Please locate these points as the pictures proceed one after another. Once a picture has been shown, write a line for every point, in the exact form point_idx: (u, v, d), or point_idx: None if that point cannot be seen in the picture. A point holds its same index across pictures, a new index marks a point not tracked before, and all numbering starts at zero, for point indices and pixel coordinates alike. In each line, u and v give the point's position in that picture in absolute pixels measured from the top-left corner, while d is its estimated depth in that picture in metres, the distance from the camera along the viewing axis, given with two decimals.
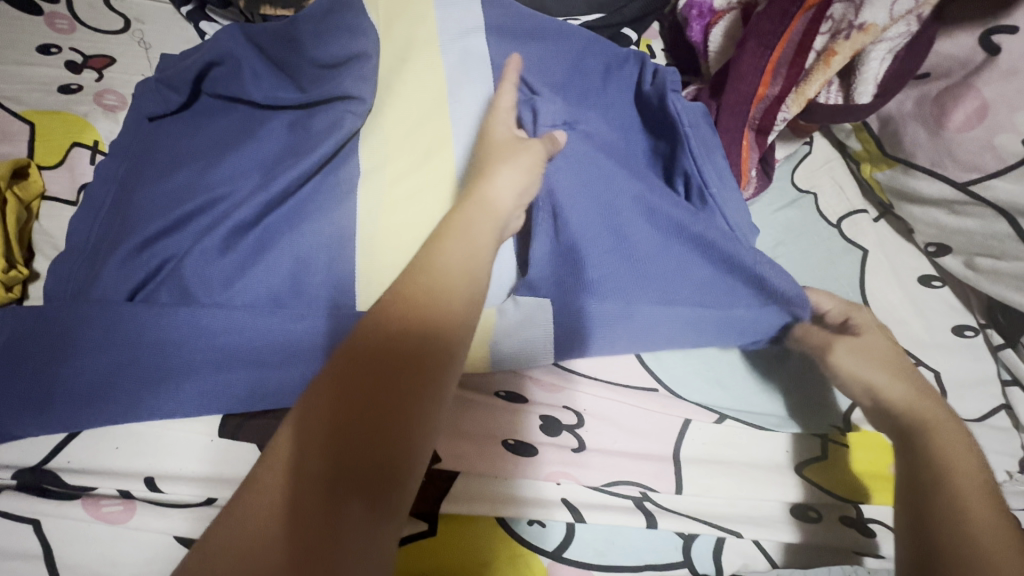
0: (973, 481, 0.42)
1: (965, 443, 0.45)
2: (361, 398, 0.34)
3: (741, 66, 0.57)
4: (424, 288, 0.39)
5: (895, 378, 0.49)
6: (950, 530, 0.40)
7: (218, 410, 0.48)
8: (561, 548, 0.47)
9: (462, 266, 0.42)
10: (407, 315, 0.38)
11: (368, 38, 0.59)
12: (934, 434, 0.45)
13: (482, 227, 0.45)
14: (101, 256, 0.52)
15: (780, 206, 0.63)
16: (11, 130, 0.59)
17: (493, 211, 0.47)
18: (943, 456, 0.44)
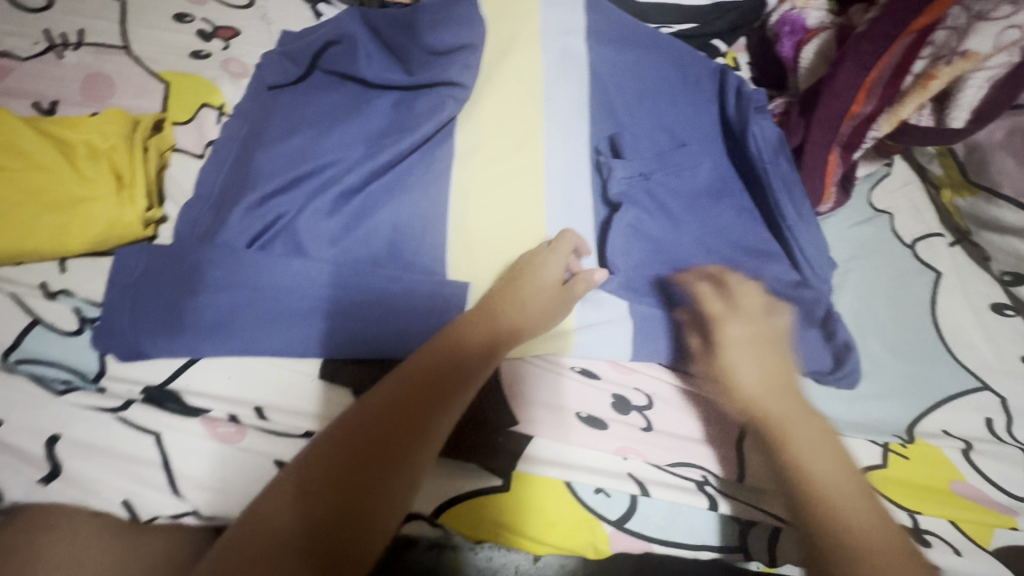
0: (841, 480, 0.44)
1: (830, 446, 0.47)
2: (353, 470, 0.39)
3: (835, 85, 0.59)
4: (431, 381, 0.44)
5: (774, 390, 0.51)
6: (828, 534, 0.41)
7: (321, 353, 0.52)
8: (624, 518, 0.50)
9: (456, 362, 0.46)
10: (410, 402, 0.43)
11: (476, 30, 0.64)
12: (799, 442, 0.47)
13: (491, 327, 0.49)
14: (225, 206, 0.58)
15: (855, 223, 0.65)
16: (150, 88, 0.66)
17: (509, 329, 0.50)
18: (810, 465, 0.45)
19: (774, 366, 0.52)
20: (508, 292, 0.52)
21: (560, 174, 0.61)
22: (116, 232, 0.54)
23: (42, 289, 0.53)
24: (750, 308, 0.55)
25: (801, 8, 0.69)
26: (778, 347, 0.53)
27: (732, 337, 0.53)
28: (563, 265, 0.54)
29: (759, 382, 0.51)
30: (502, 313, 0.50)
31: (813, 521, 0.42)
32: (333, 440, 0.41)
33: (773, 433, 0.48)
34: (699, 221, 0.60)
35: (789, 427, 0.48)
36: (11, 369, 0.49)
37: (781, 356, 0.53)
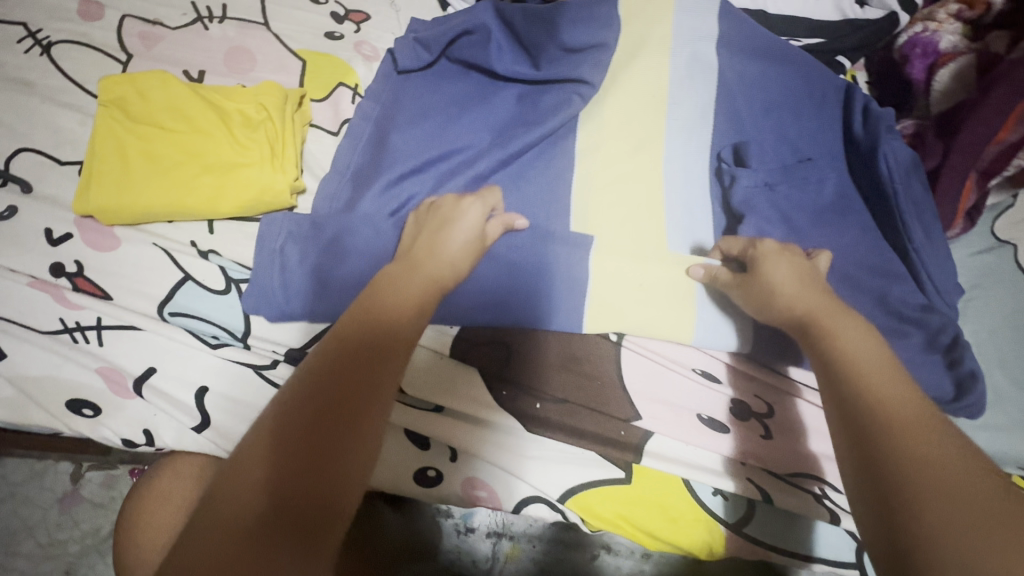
0: (893, 378, 0.40)
1: (877, 345, 0.43)
2: (312, 440, 0.34)
3: (981, 111, 0.58)
4: (368, 332, 0.39)
5: (827, 302, 0.48)
6: (875, 416, 0.38)
7: (458, 321, 0.53)
8: (742, 523, 0.51)
9: (396, 305, 0.41)
10: (347, 367, 0.37)
11: (612, 32, 0.66)
12: (842, 337, 0.44)
13: (425, 270, 0.45)
14: (362, 183, 0.60)
15: (976, 251, 0.64)
16: (287, 64, 0.69)
17: (442, 273, 0.46)
18: (853, 354, 0.42)
19: (814, 289, 0.49)
20: (435, 239, 0.48)
21: (682, 177, 0.61)
22: (267, 198, 0.56)
23: (192, 247, 0.56)
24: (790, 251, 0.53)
25: (935, 30, 0.68)
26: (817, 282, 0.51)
27: (776, 271, 0.50)
28: (480, 220, 0.51)
29: (802, 293, 0.48)
30: (432, 258, 0.46)
31: (859, 408, 0.39)
32: (264, 437, 0.34)
33: (816, 331, 0.46)
34: (824, 235, 0.60)
35: (847, 330, 0.45)
36: (167, 321, 0.53)
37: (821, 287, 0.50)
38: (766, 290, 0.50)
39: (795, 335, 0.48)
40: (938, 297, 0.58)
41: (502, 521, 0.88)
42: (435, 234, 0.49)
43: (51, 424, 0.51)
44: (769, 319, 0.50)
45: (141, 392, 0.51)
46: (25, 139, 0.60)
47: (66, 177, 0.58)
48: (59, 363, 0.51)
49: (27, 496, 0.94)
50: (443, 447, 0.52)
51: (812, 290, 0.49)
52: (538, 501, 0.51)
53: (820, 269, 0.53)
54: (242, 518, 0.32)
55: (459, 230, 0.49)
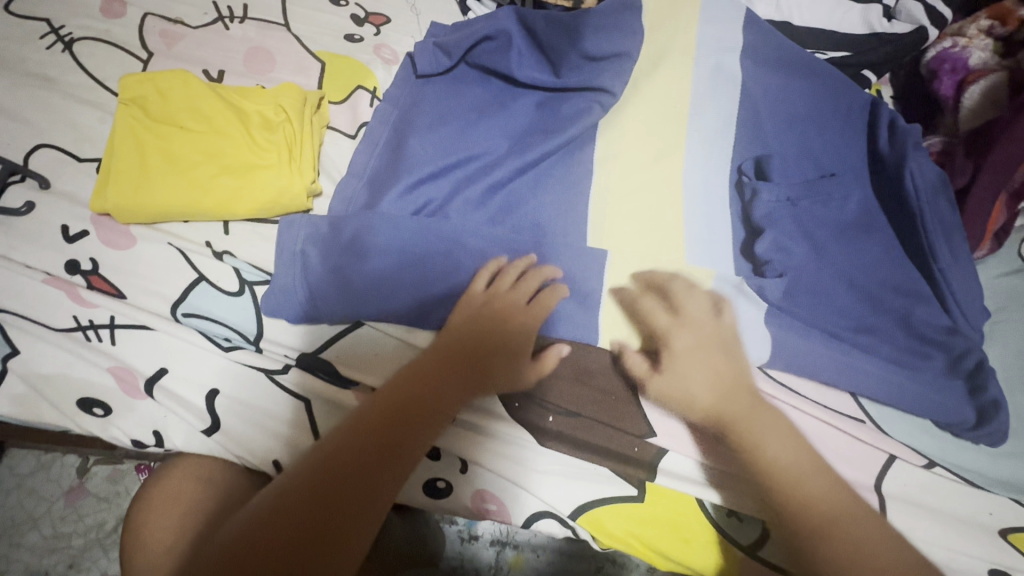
0: (810, 472, 0.45)
1: (796, 441, 0.47)
2: (316, 511, 0.39)
3: (1014, 130, 0.57)
4: (388, 416, 0.44)
5: (746, 395, 0.48)
6: (801, 524, 0.44)
7: None
8: (756, 545, 0.48)
9: (422, 391, 0.46)
10: (367, 455, 0.42)
11: (632, 42, 0.64)
12: (759, 434, 0.46)
13: (475, 355, 0.49)
14: (380, 187, 0.59)
15: (1002, 272, 0.62)
16: (307, 65, 0.68)
17: (483, 363, 0.49)
18: (771, 454, 0.46)
19: (727, 368, 0.49)
20: (480, 324, 0.50)
21: (702, 189, 0.60)
22: (284, 202, 0.56)
23: (207, 248, 0.56)
24: (699, 316, 0.52)
25: (965, 46, 0.67)
26: (730, 349, 0.51)
27: (682, 350, 0.50)
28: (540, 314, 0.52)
29: (722, 377, 0.49)
30: (477, 348, 0.49)
31: (785, 518, 0.44)
32: (283, 503, 0.39)
33: (732, 429, 0.47)
34: (847, 253, 0.59)
35: (772, 429, 0.47)
36: (180, 322, 0.52)
37: (734, 359, 0.51)
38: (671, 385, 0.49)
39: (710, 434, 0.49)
40: (964, 319, 0.56)
41: (505, 530, 0.89)
42: (493, 326, 0.50)
43: (61, 422, 0.51)
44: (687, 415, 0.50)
45: (152, 393, 0.50)
46: (45, 135, 0.60)
47: (84, 174, 0.58)
48: (71, 361, 0.51)
49: (32, 488, 0.94)
50: (454, 458, 0.51)
51: (738, 380, 0.49)
52: (546, 515, 0.51)
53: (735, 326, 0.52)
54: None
55: (518, 314, 0.51)
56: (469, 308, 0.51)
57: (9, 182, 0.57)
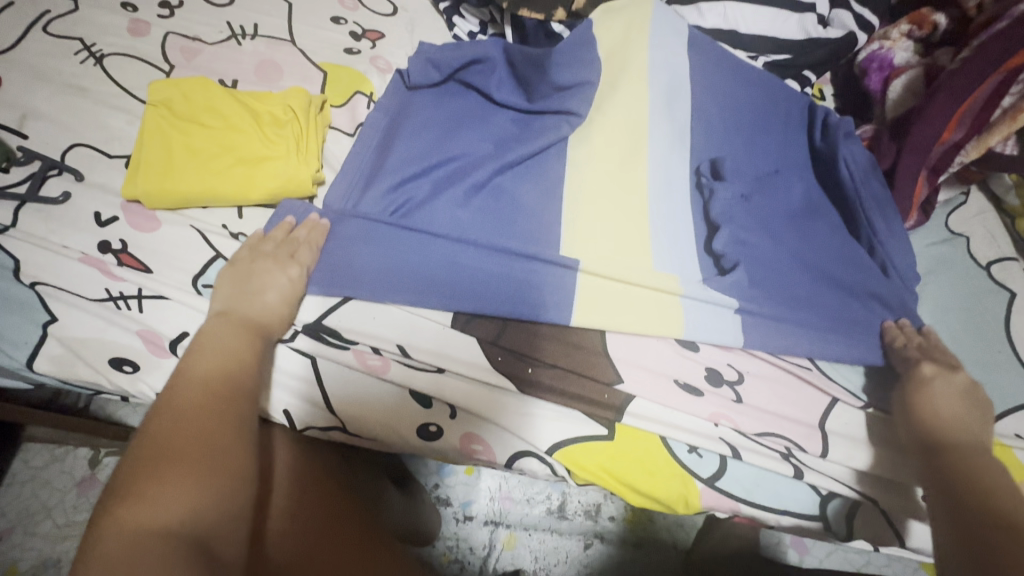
0: (1020, 507, 0.45)
1: (1007, 479, 0.48)
2: (206, 437, 0.42)
3: (928, 114, 0.65)
4: (222, 364, 0.48)
5: (981, 432, 0.51)
6: (989, 528, 0.44)
7: (456, 307, 0.59)
8: (714, 477, 0.56)
9: (232, 346, 0.49)
10: (217, 391, 0.45)
11: (593, 59, 0.72)
12: (977, 463, 0.48)
13: (253, 310, 0.53)
14: (373, 181, 0.66)
15: (933, 242, 0.71)
16: (311, 74, 0.77)
17: (254, 320, 0.53)
18: (989, 481, 0.47)
19: (970, 411, 0.52)
20: (247, 284, 0.55)
21: (662, 173, 0.68)
22: (293, 187, 0.63)
23: (224, 229, 0.63)
24: (945, 359, 0.56)
25: (890, 47, 0.76)
26: (980, 404, 0.53)
27: (938, 379, 0.54)
28: (309, 262, 0.59)
29: (963, 418, 0.51)
30: (256, 305, 0.54)
31: (972, 517, 0.45)
32: (163, 445, 0.41)
33: (944, 450, 0.50)
34: (791, 227, 0.66)
35: (989, 464, 0.48)
36: (200, 293, 0.59)
37: (983, 412, 0.53)
38: (923, 404, 0.53)
39: (917, 450, 0.52)
40: (898, 278, 0.63)
41: (498, 509, 0.93)
42: (248, 284, 0.55)
43: (95, 380, 0.58)
44: (911, 429, 0.53)
45: (175, 352, 0.57)
46: (79, 136, 0.67)
47: (115, 168, 0.66)
48: (104, 326, 0.57)
49: (46, 479, 0.98)
50: (443, 408, 0.57)
51: (969, 416, 0.52)
52: (528, 455, 0.57)
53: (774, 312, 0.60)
54: (170, 522, 0.37)
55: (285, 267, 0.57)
56: (221, 279, 0.56)
57: (48, 176, 0.64)
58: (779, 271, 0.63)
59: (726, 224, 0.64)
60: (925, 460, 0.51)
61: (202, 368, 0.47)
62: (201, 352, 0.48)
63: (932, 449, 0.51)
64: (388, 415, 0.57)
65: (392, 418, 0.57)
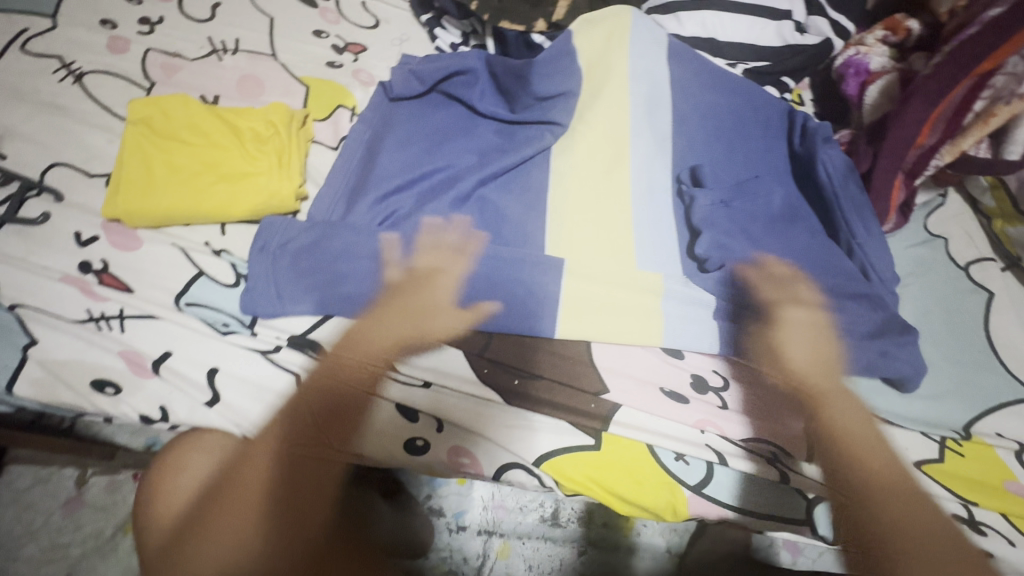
0: (868, 442, 0.57)
1: (859, 410, 0.58)
2: None
3: (903, 119, 0.66)
4: (325, 407, 0.56)
5: (833, 376, 0.59)
6: (859, 485, 0.54)
7: (443, 319, 0.59)
8: (702, 484, 0.56)
9: (343, 388, 0.56)
10: (312, 439, 0.54)
11: (573, 75, 0.75)
12: (832, 407, 0.58)
13: (375, 338, 0.58)
14: (357, 195, 0.66)
15: (913, 243, 0.72)
16: (293, 88, 0.77)
17: (403, 341, 0.58)
18: (839, 420, 0.57)
19: (824, 350, 0.60)
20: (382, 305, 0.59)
21: (644, 181, 0.68)
22: (275, 202, 0.63)
23: (207, 246, 0.63)
24: (807, 298, 0.62)
25: (865, 53, 0.77)
26: (830, 335, 0.60)
27: (792, 323, 0.60)
28: (453, 280, 0.60)
29: (812, 360, 0.59)
30: (377, 336, 0.58)
31: (847, 479, 0.55)
32: (246, 504, 0.47)
33: (812, 408, 0.58)
34: (774, 233, 0.67)
35: (847, 407, 0.58)
36: (183, 311, 0.59)
37: (834, 344, 0.60)
38: (784, 356, 0.59)
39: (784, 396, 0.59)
40: (878, 281, 0.64)
41: (492, 519, 0.93)
42: (418, 313, 0.59)
43: (74, 403, 0.57)
44: (776, 373, 0.59)
45: (157, 372, 0.56)
46: (58, 155, 0.67)
47: (95, 187, 0.65)
48: (83, 347, 0.57)
49: (29, 502, 0.96)
50: (430, 422, 0.57)
51: (819, 357, 0.59)
52: (515, 467, 0.57)
53: (755, 320, 0.61)
54: None
55: (440, 287, 0.60)
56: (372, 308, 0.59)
57: (26, 196, 0.63)
58: (761, 275, 0.63)
59: (709, 231, 0.65)
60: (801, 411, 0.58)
61: (313, 404, 0.56)
62: (313, 391, 0.56)
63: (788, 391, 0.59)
64: (374, 430, 0.56)
65: (378, 433, 0.56)
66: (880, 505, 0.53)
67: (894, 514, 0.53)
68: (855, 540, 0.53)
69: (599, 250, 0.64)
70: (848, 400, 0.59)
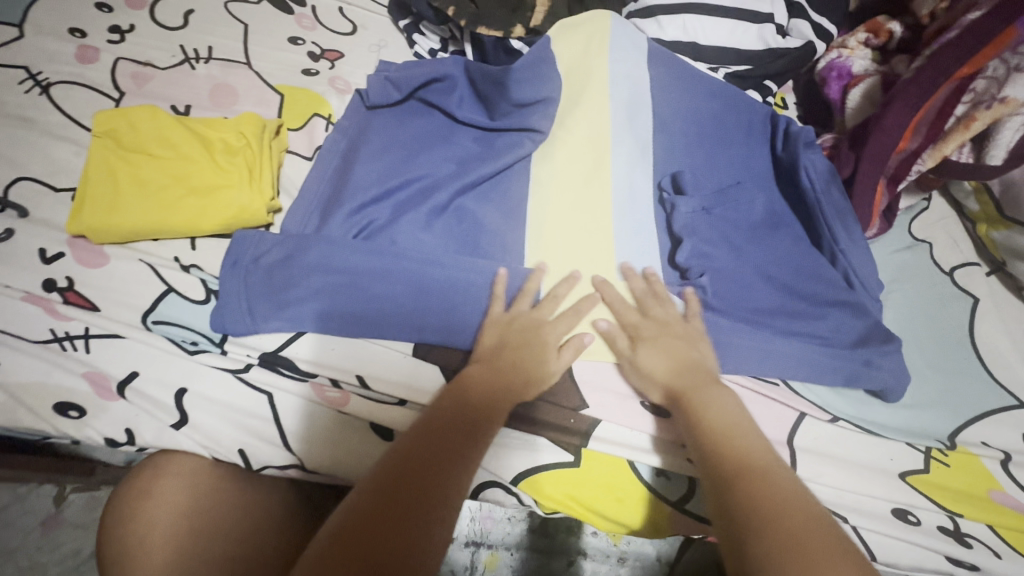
0: (738, 428, 0.49)
1: (737, 408, 0.51)
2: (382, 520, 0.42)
3: (885, 123, 0.65)
4: (451, 425, 0.49)
5: (707, 379, 0.53)
6: (730, 467, 0.46)
7: (420, 334, 0.58)
8: (683, 500, 0.55)
9: (466, 406, 0.51)
10: (418, 451, 0.47)
11: (553, 75, 0.72)
12: (709, 405, 0.51)
13: (525, 366, 0.54)
14: (330, 210, 0.64)
15: (897, 249, 0.71)
16: (267, 97, 0.75)
17: (532, 377, 0.54)
18: (711, 416, 0.50)
19: (687, 353, 0.55)
20: (533, 339, 0.55)
21: (625, 188, 0.67)
22: (247, 217, 0.62)
23: (175, 262, 0.61)
24: (664, 316, 0.58)
25: (848, 56, 0.77)
26: (693, 341, 0.56)
27: (647, 331, 0.57)
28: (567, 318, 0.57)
29: (670, 364, 0.54)
30: (517, 365, 0.54)
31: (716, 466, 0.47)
32: (349, 523, 0.42)
33: (688, 406, 0.51)
34: (757, 240, 0.66)
35: (721, 403, 0.51)
36: (150, 330, 0.57)
37: (697, 348, 0.56)
38: (639, 358, 0.55)
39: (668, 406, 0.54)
40: (862, 288, 0.63)
41: (479, 530, 0.91)
42: (534, 343, 0.55)
43: (38, 427, 0.55)
44: (658, 393, 0.54)
45: (123, 394, 0.55)
46: (23, 169, 0.65)
47: (61, 202, 0.63)
48: (48, 369, 0.55)
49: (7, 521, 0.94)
50: None
51: (665, 353, 0.55)
52: (494, 485, 0.56)
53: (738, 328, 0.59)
54: None
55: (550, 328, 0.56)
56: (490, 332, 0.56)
57: None
58: (743, 284, 0.62)
59: (689, 239, 0.64)
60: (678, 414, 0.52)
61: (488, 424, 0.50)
62: (486, 410, 0.51)
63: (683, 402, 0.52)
64: (347, 450, 0.55)
65: (350, 453, 0.55)
66: (745, 487, 0.44)
67: (764, 500, 0.43)
68: (729, 551, 0.42)
69: (578, 261, 0.62)
70: (730, 401, 0.52)
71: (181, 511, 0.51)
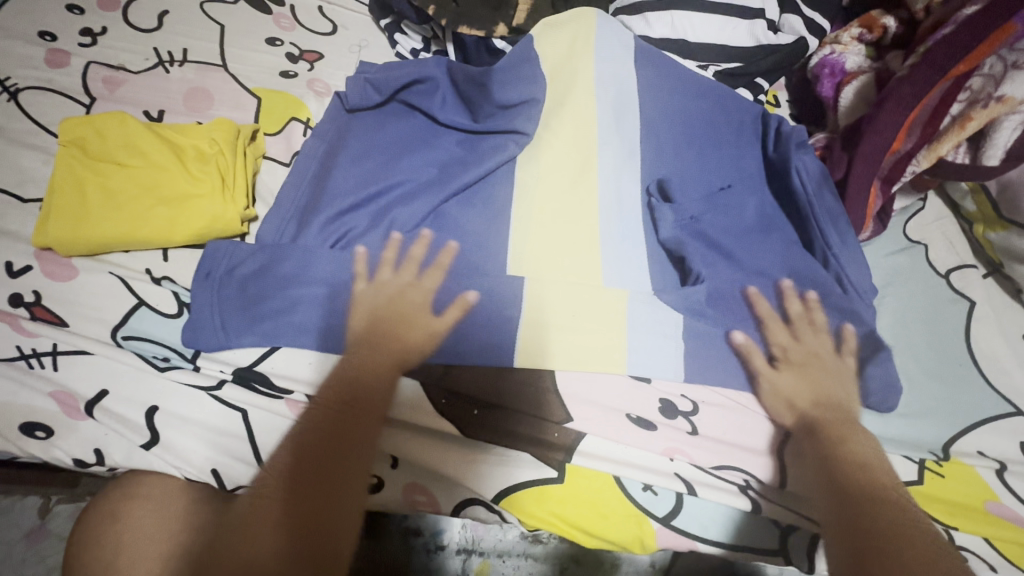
0: (873, 463, 0.52)
1: (875, 448, 0.54)
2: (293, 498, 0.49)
3: (877, 124, 0.64)
4: (343, 406, 0.53)
5: (849, 412, 0.55)
6: (864, 490, 0.50)
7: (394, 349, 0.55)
8: (670, 515, 0.53)
9: (356, 386, 0.54)
10: (321, 434, 0.52)
11: (538, 75, 0.70)
12: (854, 443, 0.53)
13: (406, 341, 0.55)
14: (307, 217, 0.62)
15: (892, 251, 0.69)
16: (243, 101, 0.73)
17: (405, 351, 0.55)
18: (853, 447, 0.53)
19: (829, 386, 0.56)
20: (405, 318, 0.56)
21: (613, 193, 0.65)
22: (219, 227, 0.60)
23: (146, 274, 0.59)
24: (817, 345, 0.58)
25: (841, 52, 0.75)
26: (834, 372, 0.57)
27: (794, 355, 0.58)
28: (457, 287, 0.57)
29: (808, 391, 0.56)
30: (394, 341, 0.55)
31: (851, 489, 0.50)
32: (266, 505, 0.49)
33: (827, 433, 0.53)
34: (749, 245, 0.64)
35: (863, 441, 0.54)
36: (120, 346, 0.55)
37: (843, 385, 0.56)
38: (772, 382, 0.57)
39: (796, 429, 0.55)
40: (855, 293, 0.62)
41: (471, 537, 0.83)
42: (406, 318, 0.56)
43: (5, 447, 0.53)
44: (774, 411, 0.56)
45: (92, 413, 0.53)
46: None
47: (28, 213, 0.61)
48: (14, 388, 0.53)
49: None
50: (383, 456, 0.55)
51: (804, 379, 0.56)
52: (475, 502, 0.55)
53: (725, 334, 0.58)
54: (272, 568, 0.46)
55: (421, 290, 0.57)
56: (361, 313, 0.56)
57: None
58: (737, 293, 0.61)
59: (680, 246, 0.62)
60: (808, 440, 0.54)
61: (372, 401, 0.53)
62: (367, 388, 0.54)
63: (813, 424, 0.54)
64: None
65: None
66: (885, 511, 0.48)
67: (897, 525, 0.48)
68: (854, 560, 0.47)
69: (564, 269, 0.60)
70: (867, 439, 0.54)
71: (170, 536, 0.49)
